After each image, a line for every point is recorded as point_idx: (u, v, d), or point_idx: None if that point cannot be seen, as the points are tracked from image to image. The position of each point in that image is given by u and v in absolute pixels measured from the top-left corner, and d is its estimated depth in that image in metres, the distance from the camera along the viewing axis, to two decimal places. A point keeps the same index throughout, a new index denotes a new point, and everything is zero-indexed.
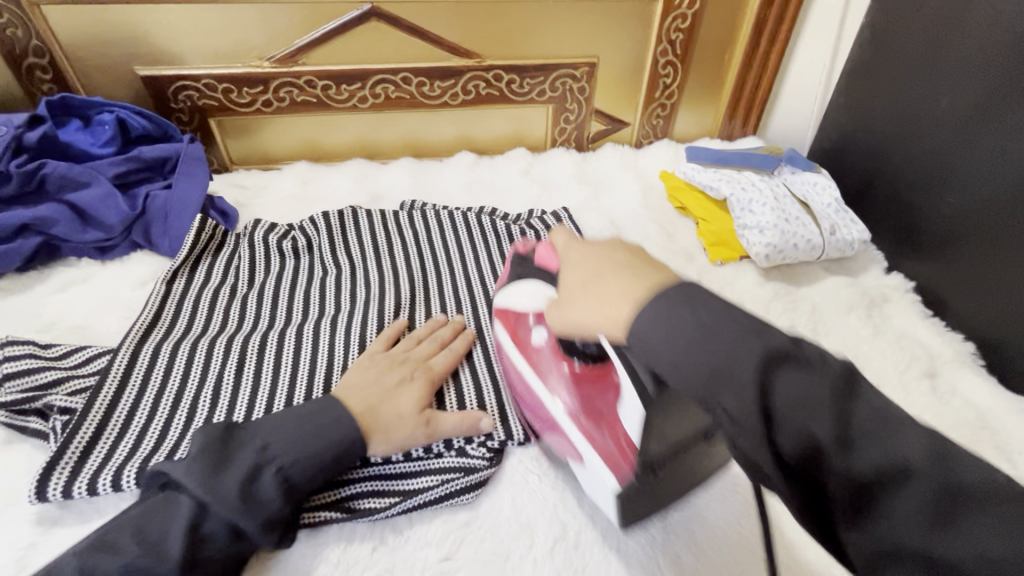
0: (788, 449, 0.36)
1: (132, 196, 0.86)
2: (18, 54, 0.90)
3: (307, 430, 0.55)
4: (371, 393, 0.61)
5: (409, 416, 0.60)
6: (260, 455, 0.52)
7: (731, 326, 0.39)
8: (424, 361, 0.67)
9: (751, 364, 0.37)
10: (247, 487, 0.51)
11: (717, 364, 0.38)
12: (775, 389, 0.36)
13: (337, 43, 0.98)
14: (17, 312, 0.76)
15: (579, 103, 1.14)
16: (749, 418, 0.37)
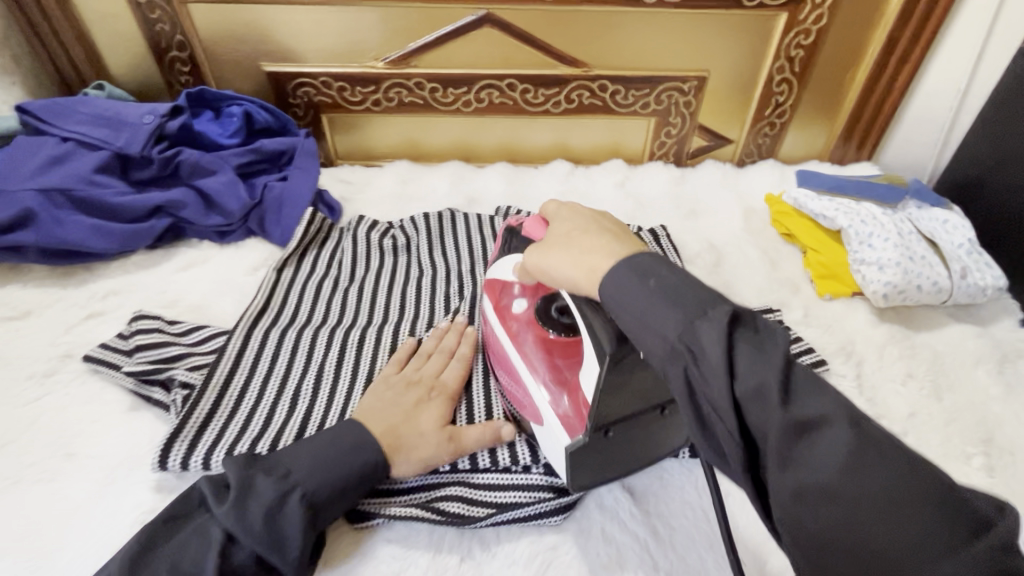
0: (872, 505, 0.33)
1: (251, 185, 0.91)
2: (163, 47, 0.98)
3: (330, 454, 0.56)
4: (390, 415, 0.61)
5: (428, 437, 0.60)
6: (284, 482, 0.54)
7: (671, 285, 0.43)
8: (436, 380, 0.67)
9: (680, 319, 0.41)
10: (273, 517, 0.52)
11: (648, 312, 0.43)
12: (866, 445, 0.35)
13: (449, 47, 1.00)
14: (146, 287, 0.82)
15: (683, 117, 1.11)
16: (838, 469, 0.34)
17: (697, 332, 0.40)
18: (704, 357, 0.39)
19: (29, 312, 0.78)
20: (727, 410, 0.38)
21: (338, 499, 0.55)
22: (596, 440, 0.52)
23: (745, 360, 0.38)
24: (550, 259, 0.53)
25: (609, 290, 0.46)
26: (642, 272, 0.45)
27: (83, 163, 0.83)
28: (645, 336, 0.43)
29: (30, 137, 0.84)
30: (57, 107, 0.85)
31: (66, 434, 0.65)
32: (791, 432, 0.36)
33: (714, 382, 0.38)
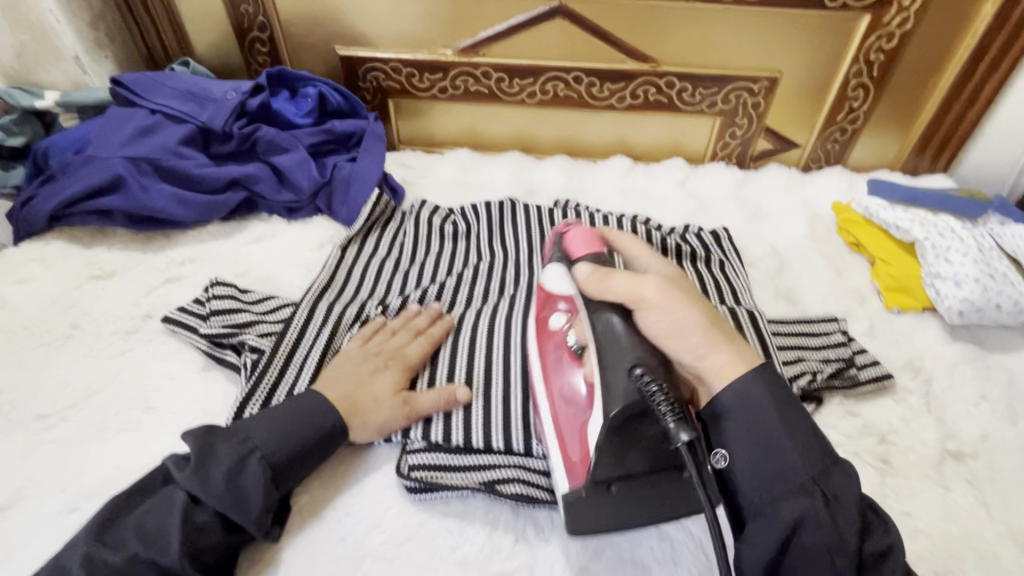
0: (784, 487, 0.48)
1: (321, 164, 0.94)
2: (246, 27, 1.02)
3: (289, 423, 0.59)
4: (347, 382, 0.64)
5: (384, 402, 0.63)
6: (245, 447, 0.56)
7: (790, 413, 0.50)
8: (398, 350, 0.69)
9: (810, 462, 0.48)
10: (234, 477, 0.54)
11: (776, 447, 0.49)
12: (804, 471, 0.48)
13: (519, 37, 1.00)
14: (220, 257, 0.86)
15: (750, 118, 1.08)
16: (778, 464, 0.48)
17: (830, 478, 0.48)
18: (839, 504, 0.47)
19: (113, 273, 0.82)
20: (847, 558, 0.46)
21: (298, 463, 0.58)
22: (592, 495, 0.50)
23: (842, 490, 0.48)
24: (655, 302, 0.53)
25: (735, 406, 0.51)
26: (770, 403, 0.50)
27: (168, 135, 0.87)
28: (767, 468, 0.49)
29: (122, 109, 0.88)
30: (147, 81, 0.89)
31: (145, 389, 0.69)
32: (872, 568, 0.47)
33: (841, 532, 0.46)
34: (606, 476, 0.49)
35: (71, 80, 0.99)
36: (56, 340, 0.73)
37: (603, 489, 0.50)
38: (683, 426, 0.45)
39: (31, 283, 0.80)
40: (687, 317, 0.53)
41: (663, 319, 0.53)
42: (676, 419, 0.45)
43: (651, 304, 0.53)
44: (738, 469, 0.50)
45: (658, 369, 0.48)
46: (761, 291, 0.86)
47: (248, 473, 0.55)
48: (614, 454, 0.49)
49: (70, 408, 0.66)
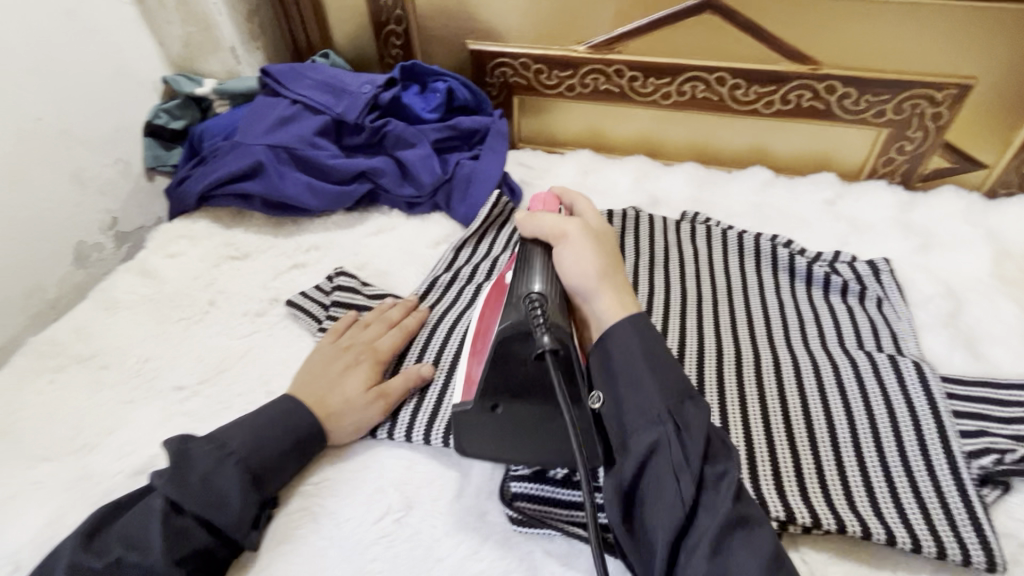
0: (650, 401, 0.50)
1: (444, 161, 0.93)
2: (383, 21, 1.04)
3: (271, 429, 0.60)
4: (320, 386, 0.65)
5: (356, 403, 0.63)
6: (224, 453, 0.57)
7: (658, 356, 0.52)
8: (370, 344, 0.68)
9: (668, 396, 0.50)
10: (213, 481, 0.55)
11: (639, 383, 0.51)
12: (669, 391, 0.50)
13: (660, 34, 0.93)
14: (342, 247, 0.88)
15: (927, 131, 0.93)
16: (653, 394, 0.50)
17: (683, 412, 0.49)
18: (689, 432, 0.48)
19: (248, 254, 0.87)
20: (688, 478, 0.47)
21: (278, 466, 0.58)
22: (479, 412, 0.53)
23: (692, 434, 0.48)
24: (580, 254, 0.58)
25: (614, 351, 0.53)
26: (643, 342, 0.52)
27: (306, 126, 0.90)
28: (638, 416, 0.50)
29: (267, 98, 0.93)
30: (291, 72, 0.93)
31: (268, 372, 0.71)
32: (711, 491, 0.47)
33: (688, 459, 0.47)
34: (493, 391, 0.53)
35: (226, 69, 1.06)
36: (196, 314, 0.78)
37: (489, 410, 0.53)
38: (549, 334, 0.50)
39: (179, 258, 0.86)
40: (589, 259, 0.58)
41: (574, 252, 0.58)
42: (546, 329, 0.50)
43: (569, 239, 0.59)
44: (607, 406, 0.52)
45: (553, 298, 0.54)
46: (931, 338, 0.73)
47: (228, 476, 0.55)
48: (495, 376, 0.53)
49: (203, 382, 0.70)
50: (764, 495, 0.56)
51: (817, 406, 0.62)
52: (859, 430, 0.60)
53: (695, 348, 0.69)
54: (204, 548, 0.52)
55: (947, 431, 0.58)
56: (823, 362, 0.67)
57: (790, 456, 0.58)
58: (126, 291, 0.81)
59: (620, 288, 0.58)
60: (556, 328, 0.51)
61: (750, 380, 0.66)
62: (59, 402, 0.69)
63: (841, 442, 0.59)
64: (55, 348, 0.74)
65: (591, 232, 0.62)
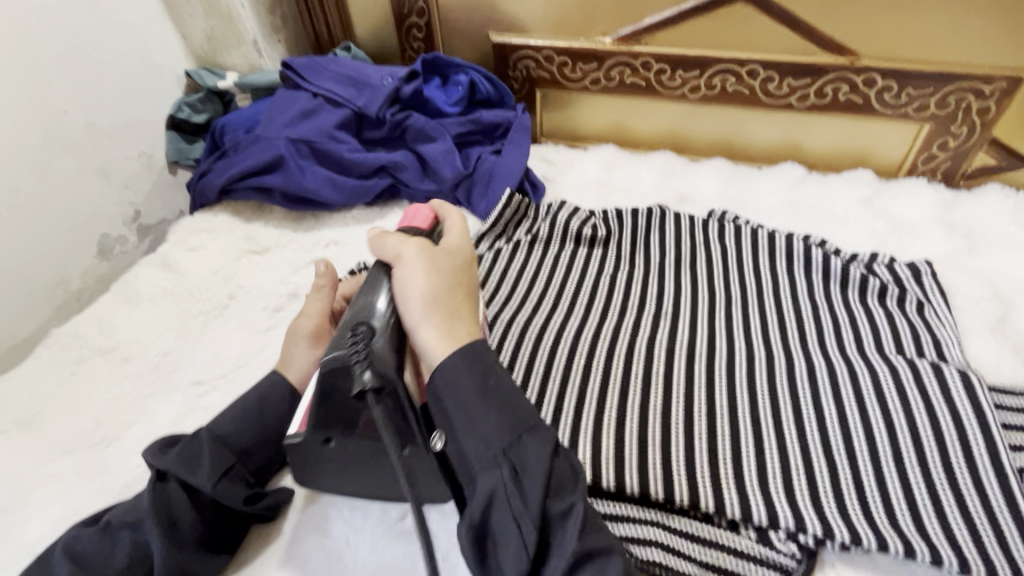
0: (491, 439, 0.43)
1: (465, 156, 0.91)
2: (405, 14, 1.02)
3: (237, 398, 0.59)
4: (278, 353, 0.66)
5: (292, 333, 0.64)
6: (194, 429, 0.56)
7: (495, 389, 0.46)
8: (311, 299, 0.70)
9: (506, 430, 0.44)
10: (183, 449, 0.53)
11: (476, 421, 0.44)
12: (508, 423, 0.44)
13: (690, 25, 0.90)
14: (362, 242, 0.87)
15: (972, 126, 0.88)
16: (489, 430, 0.44)
17: (521, 451, 0.43)
18: (529, 472, 0.43)
19: (267, 249, 0.87)
20: (528, 521, 0.41)
21: (248, 427, 0.57)
22: (313, 445, 0.47)
23: (531, 467, 0.43)
24: (415, 273, 0.49)
25: (443, 390, 0.45)
26: (483, 368, 0.46)
27: (327, 119, 0.89)
28: (484, 465, 0.43)
29: (288, 91, 0.92)
30: (312, 64, 0.92)
31: None
32: (561, 528, 0.42)
33: (525, 500, 0.42)
34: (323, 429, 0.46)
35: (248, 63, 1.05)
36: (215, 309, 0.78)
37: (323, 443, 0.47)
38: (371, 370, 0.45)
39: (199, 252, 0.86)
40: (421, 282, 0.49)
41: (409, 275, 0.49)
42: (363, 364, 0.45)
43: (404, 261, 0.50)
44: (450, 447, 0.45)
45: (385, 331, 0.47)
46: (976, 345, 0.69)
47: (199, 444, 0.54)
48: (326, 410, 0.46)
49: (221, 377, 0.70)
50: (775, 503, 0.53)
51: (832, 415, 0.59)
52: (878, 440, 0.57)
53: (709, 352, 0.67)
54: (192, 513, 0.51)
55: (994, 442, 0.55)
56: (844, 368, 0.63)
57: (800, 459, 0.56)
58: (147, 284, 0.81)
59: (457, 317, 0.49)
60: (378, 362, 0.45)
61: (764, 387, 0.62)
62: (81, 395, 0.69)
63: (858, 452, 0.56)
64: (78, 341, 0.74)
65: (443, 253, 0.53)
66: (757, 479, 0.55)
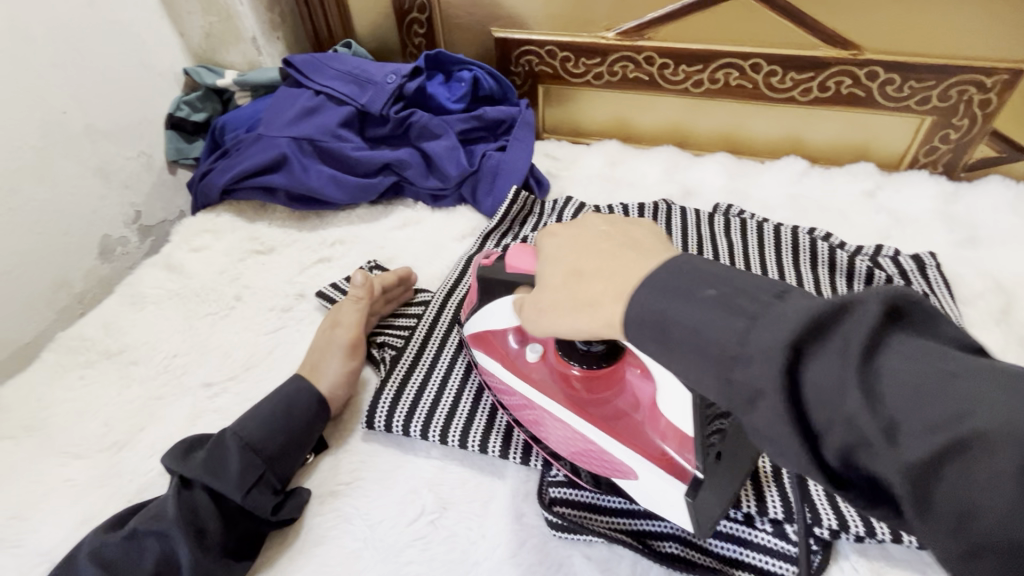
0: (709, 340, 0.34)
1: (470, 152, 0.91)
2: (406, 9, 1.01)
3: (264, 400, 0.60)
4: (306, 355, 0.66)
5: (327, 340, 0.66)
6: (222, 433, 0.57)
7: (728, 286, 0.35)
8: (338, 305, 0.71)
9: (730, 316, 0.34)
10: (212, 457, 0.55)
11: (694, 336, 0.35)
12: (718, 314, 0.34)
13: (693, 20, 0.90)
14: (367, 240, 0.86)
15: (974, 119, 0.89)
16: (710, 336, 0.34)
17: (763, 329, 0.32)
18: (785, 352, 0.31)
19: (272, 248, 0.86)
20: (852, 404, 0.30)
21: (274, 434, 0.57)
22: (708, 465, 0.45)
23: (824, 362, 0.31)
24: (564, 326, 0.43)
25: (649, 309, 0.37)
26: (697, 279, 0.36)
27: (331, 117, 0.88)
28: (744, 364, 0.33)
29: (290, 89, 0.92)
30: (314, 62, 0.91)
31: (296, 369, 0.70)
32: (906, 384, 0.29)
33: (824, 394, 0.30)
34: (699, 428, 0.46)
35: (247, 61, 1.04)
36: (222, 310, 0.78)
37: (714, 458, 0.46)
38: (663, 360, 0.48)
39: (204, 253, 0.86)
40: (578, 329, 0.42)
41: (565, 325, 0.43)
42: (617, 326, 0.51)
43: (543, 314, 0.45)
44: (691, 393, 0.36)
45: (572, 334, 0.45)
46: (981, 336, 0.70)
47: (224, 449, 0.56)
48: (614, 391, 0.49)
49: (231, 378, 0.69)
50: (791, 498, 0.52)
51: None
52: None
53: None
54: (216, 519, 0.52)
55: None
56: None
57: None
58: (153, 286, 0.81)
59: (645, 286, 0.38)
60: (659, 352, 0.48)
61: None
62: (89, 398, 0.68)
63: None
64: (84, 343, 0.74)
65: (576, 228, 0.47)
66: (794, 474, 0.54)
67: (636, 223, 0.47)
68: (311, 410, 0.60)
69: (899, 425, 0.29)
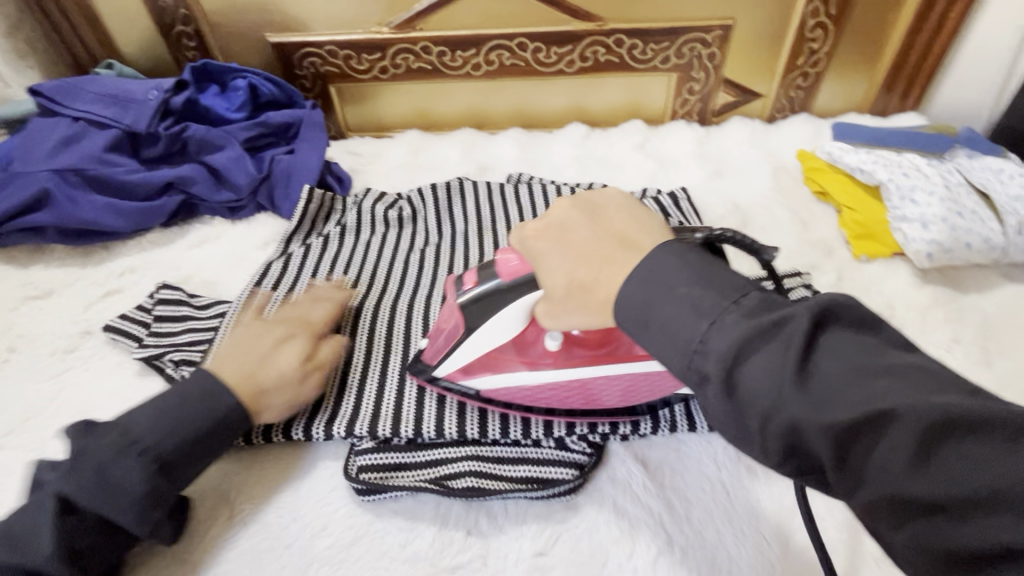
0: (676, 324, 0.36)
1: (258, 159, 0.90)
2: (169, 23, 0.98)
3: (178, 407, 0.52)
4: (246, 361, 0.57)
5: (289, 369, 0.58)
6: (121, 446, 0.49)
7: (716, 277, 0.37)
8: (302, 318, 0.64)
9: (682, 310, 0.36)
10: (105, 477, 0.48)
11: (672, 333, 0.36)
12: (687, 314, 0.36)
13: (455, 8, 0.96)
14: (161, 264, 0.83)
15: (708, 71, 1.03)
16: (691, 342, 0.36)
17: (723, 333, 0.35)
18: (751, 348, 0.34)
19: (50, 291, 0.80)
20: (793, 391, 0.32)
21: (190, 457, 0.52)
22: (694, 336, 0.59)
23: (850, 403, 0.31)
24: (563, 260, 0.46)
25: (756, 389, 0.33)
26: (667, 279, 0.37)
27: (94, 143, 0.83)
28: (750, 361, 0.34)
29: (43, 119, 0.85)
30: (67, 87, 0.85)
31: (84, 409, 0.66)
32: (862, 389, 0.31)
33: (785, 394, 0.32)
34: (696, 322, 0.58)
35: None
36: None
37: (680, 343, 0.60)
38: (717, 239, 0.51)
39: None
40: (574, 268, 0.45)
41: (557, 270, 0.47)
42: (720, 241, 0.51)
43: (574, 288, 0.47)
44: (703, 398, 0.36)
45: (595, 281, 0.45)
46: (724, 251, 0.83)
47: (126, 470, 0.49)
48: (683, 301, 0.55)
49: (6, 435, 0.64)
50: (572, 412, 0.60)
51: None
52: None
53: None
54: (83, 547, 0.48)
55: None
56: None
57: None
58: None
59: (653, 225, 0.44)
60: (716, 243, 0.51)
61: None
62: None
63: None
64: None
65: (561, 230, 0.45)
66: None
67: (611, 206, 0.46)
68: (215, 422, 0.53)
69: (851, 417, 0.31)
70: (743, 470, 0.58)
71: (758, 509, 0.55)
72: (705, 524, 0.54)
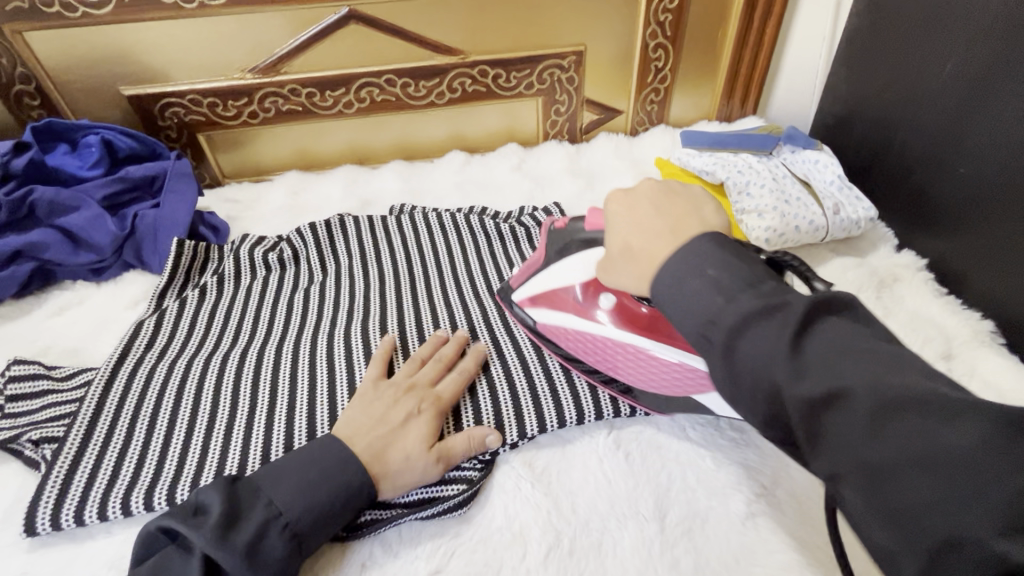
0: (703, 301, 0.40)
1: (121, 216, 0.87)
2: (6, 82, 0.92)
3: (310, 477, 0.53)
4: (377, 433, 0.57)
5: (416, 456, 0.56)
6: (271, 514, 0.50)
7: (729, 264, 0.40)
8: (431, 389, 0.63)
9: (714, 292, 0.40)
10: (254, 545, 0.48)
11: (688, 303, 0.40)
12: (714, 294, 0.39)
13: (318, 49, 0.97)
14: (16, 338, 0.77)
15: (569, 93, 1.12)
16: (707, 317, 0.39)
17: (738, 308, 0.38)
18: (765, 323, 0.37)
19: None
20: (808, 379, 0.35)
21: (317, 528, 0.51)
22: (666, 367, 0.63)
23: (871, 393, 0.33)
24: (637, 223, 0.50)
25: (756, 362, 0.37)
26: (701, 262, 0.41)
27: None
28: (756, 348, 0.37)
29: None
30: None
31: None
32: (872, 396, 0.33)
33: (796, 379, 0.36)
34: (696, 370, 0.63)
35: None
36: None
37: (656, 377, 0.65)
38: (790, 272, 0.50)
39: None
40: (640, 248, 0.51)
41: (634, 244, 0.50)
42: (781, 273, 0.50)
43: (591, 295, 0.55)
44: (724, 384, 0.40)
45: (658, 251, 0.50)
46: None
47: (267, 543, 0.49)
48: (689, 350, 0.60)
49: None
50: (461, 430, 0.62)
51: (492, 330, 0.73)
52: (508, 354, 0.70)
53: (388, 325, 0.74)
54: None
55: None
56: (495, 310, 0.77)
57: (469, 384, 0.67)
58: None
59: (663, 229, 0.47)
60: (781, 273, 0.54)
61: None
62: None
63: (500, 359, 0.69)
64: None
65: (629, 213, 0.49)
66: (468, 404, 0.64)
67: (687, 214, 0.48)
68: (319, 504, 0.52)
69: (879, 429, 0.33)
70: (621, 457, 0.62)
71: (636, 491, 0.59)
72: (590, 514, 0.57)
